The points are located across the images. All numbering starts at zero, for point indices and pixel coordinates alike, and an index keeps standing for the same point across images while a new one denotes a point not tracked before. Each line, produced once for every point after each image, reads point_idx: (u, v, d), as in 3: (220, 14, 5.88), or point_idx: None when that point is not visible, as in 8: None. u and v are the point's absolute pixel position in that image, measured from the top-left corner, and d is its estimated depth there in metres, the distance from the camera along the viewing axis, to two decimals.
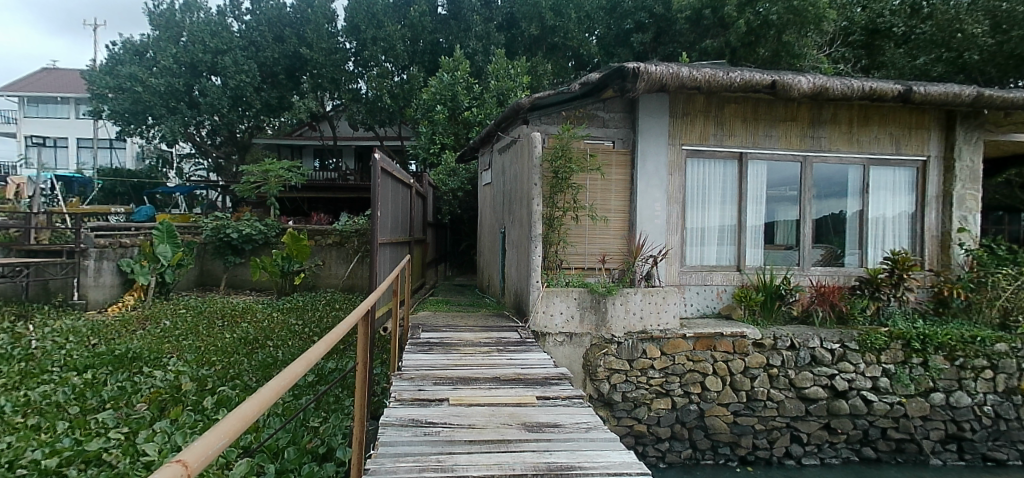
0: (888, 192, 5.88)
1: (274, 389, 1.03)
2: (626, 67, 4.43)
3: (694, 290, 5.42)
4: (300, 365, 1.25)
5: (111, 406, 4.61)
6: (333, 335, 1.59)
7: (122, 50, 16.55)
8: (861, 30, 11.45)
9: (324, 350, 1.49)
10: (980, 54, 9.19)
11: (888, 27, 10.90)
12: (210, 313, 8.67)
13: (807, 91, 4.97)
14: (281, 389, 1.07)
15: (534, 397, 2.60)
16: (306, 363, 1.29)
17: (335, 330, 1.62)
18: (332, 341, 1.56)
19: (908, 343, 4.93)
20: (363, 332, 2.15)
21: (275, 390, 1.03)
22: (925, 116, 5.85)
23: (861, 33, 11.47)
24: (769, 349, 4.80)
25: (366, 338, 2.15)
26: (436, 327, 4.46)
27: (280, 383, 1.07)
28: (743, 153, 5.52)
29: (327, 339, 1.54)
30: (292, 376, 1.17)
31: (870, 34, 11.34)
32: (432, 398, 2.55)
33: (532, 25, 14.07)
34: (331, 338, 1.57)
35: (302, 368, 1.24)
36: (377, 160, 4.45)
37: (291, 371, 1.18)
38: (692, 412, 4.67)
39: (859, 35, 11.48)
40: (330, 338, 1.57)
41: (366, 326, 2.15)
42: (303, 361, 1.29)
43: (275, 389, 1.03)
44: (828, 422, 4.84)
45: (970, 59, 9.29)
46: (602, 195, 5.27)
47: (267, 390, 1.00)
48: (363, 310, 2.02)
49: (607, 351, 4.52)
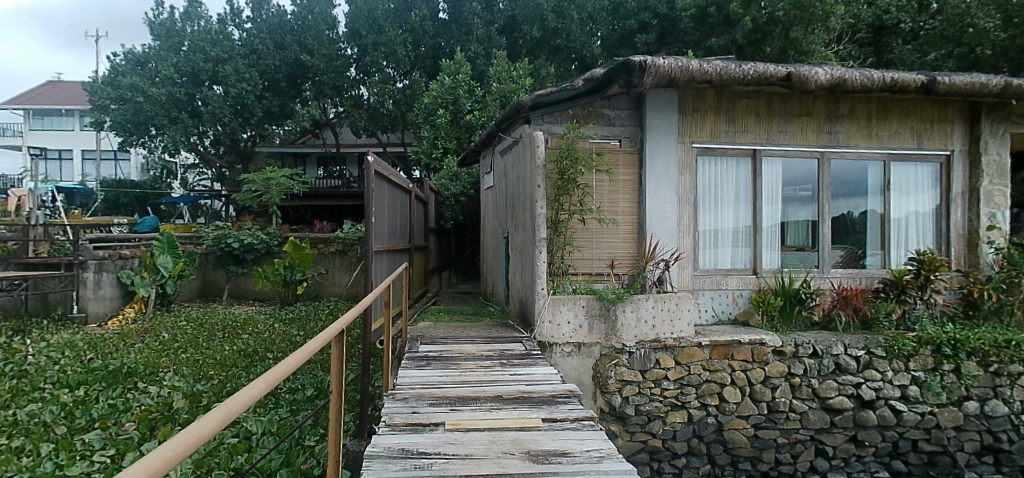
0: (912, 189, 5.60)
1: (162, 459, 0.44)
2: (631, 61, 4.20)
3: (708, 295, 5.15)
4: (215, 422, 0.68)
5: (99, 426, 4.42)
6: (274, 376, 1.07)
7: (123, 61, 16.59)
8: (867, 28, 11.14)
9: (257, 396, 0.92)
10: (993, 48, 8.72)
11: (894, 23, 10.63)
12: (211, 325, 8.47)
13: (825, 83, 4.71)
14: (177, 458, 0.48)
15: (539, 419, 2.36)
16: (225, 418, 0.72)
17: (274, 368, 1.11)
18: (273, 384, 1.04)
19: (938, 349, 4.63)
20: (338, 349, 1.88)
21: (163, 460, 0.44)
22: (947, 108, 5.57)
23: (868, 30, 11.16)
24: (790, 357, 4.52)
25: (342, 356, 1.88)
26: (435, 339, 4.22)
27: (172, 453, 0.48)
28: (757, 150, 5.26)
29: (265, 381, 1.01)
30: (197, 439, 0.59)
31: (877, 30, 11.07)
32: (426, 423, 2.31)
33: (534, 28, 13.92)
34: (274, 376, 1.08)
35: (214, 426, 0.66)
36: (371, 162, 4.23)
37: (196, 431, 0.60)
38: (710, 426, 4.39)
39: (866, 32, 11.19)
40: (270, 377, 1.04)
41: (342, 342, 1.88)
42: (220, 414, 0.73)
43: (167, 457, 0.45)
44: (855, 434, 4.53)
45: (983, 53, 8.79)
46: (609, 197, 5.02)
47: (142, 464, 0.40)
48: (333, 334, 1.70)
49: (617, 361, 4.27)
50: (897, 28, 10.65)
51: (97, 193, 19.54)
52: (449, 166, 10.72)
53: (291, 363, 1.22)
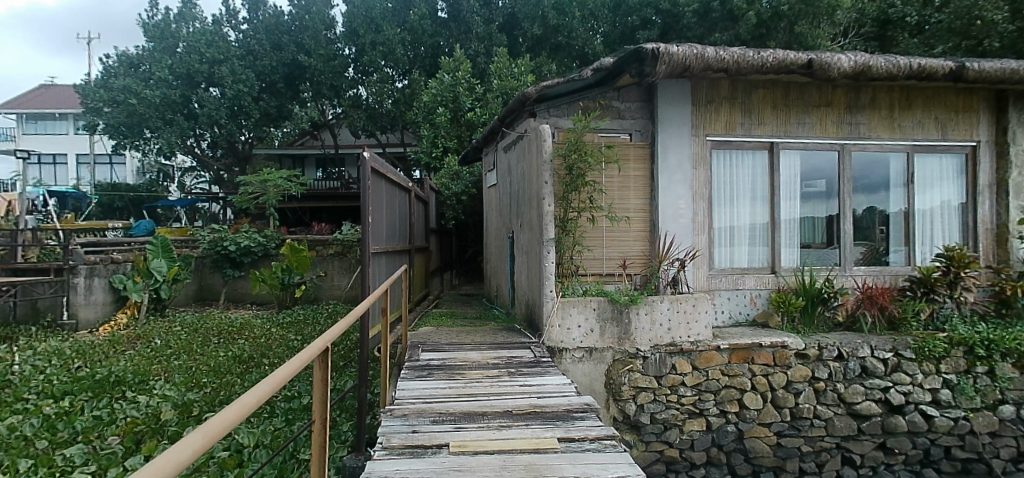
0: (936, 182, 5.35)
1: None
2: (643, 48, 3.95)
3: (725, 295, 4.89)
4: None
5: (82, 439, 4.17)
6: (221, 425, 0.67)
7: (118, 63, 16.37)
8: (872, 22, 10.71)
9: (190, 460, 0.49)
10: (1003, 40, 8.32)
11: (901, 17, 9.98)
12: (206, 330, 8.23)
13: (849, 71, 4.45)
14: None
15: (555, 438, 2.10)
16: None
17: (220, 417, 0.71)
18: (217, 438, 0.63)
19: (971, 350, 4.37)
20: (322, 369, 1.61)
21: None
22: (973, 97, 5.31)
23: (873, 24, 10.76)
24: (814, 360, 4.26)
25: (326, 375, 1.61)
26: (438, 345, 3.95)
27: None
28: (774, 143, 5.00)
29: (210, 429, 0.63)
30: None
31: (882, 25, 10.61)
32: (428, 445, 2.05)
33: (534, 25, 13.61)
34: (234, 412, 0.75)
35: None
36: (367, 158, 3.95)
37: None
38: (729, 434, 4.11)
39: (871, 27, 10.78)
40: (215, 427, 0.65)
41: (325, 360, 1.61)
42: None
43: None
44: (883, 441, 4.25)
45: (992, 46, 8.42)
46: (620, 193, 4.76)
47: None
48: (316, 351, 1.44)
49: (631, 367, 4.01)
50: (904, 22, 10.03)
51: (90, 197, 19.32)
52: (450, 164, 10.49)
53: (249, 405, 0.86)
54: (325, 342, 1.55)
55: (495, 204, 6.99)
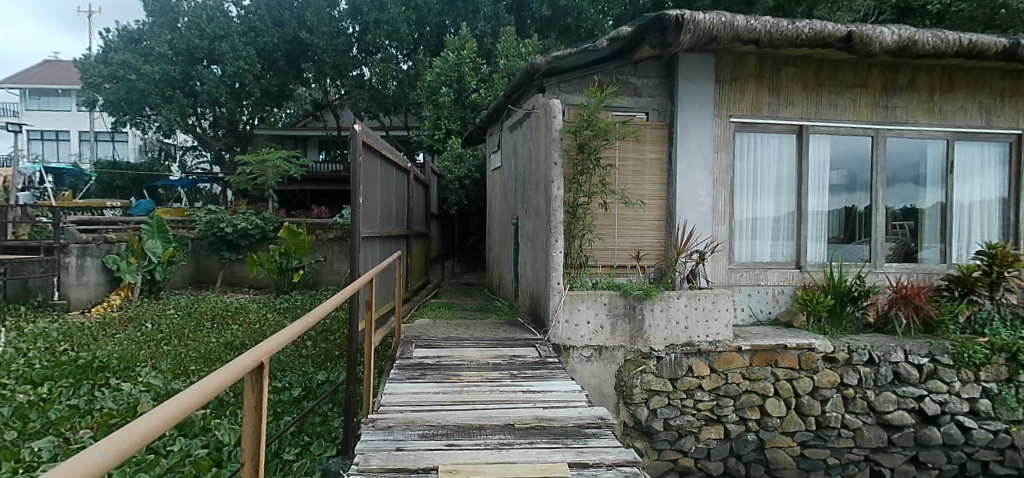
0: (977, 174, 4.93)
1: None
2: (666, 15, 3.56)
3: (746, 292, 4.53)
4: None
5: (52, 432, 3.91)
6: None
7: (117, 37, 15.97)
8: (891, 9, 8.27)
9: None
10: None
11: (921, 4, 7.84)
12: (199, 314, 7.98)
13: (891, 46, 4.01)
14: None
15: (565, 464, 1.77)
16: None
17: None
18: None
19: (1014, 357, 4.01)
20: (254, 398, 1.10)
21: None
22: (1020, 80, 4.85)
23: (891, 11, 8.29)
24: (843, 365, 3.90)
25: (260, 406, 1.10)
26: (434, 341, 3.62)
27: None
28: (804, 126, 4.59)
29: None
30: None
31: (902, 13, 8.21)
32: (413, 469, 1.73)
33: (543, 6, 12.84)
34: None
35: None
36: (359, 131, 3.60)
37: None
38: (749, 444, 3.78)
39: (888, 15, 8.32)
40: None
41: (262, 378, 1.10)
42: None
43: None
44: (916, 454, 3.91)
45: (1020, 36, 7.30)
46: (635, 178, 4.38)
47: None
48: (239, 371, 0.94)
49: (644, 368, 3.69)
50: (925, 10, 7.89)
51: (88, 175, 19.05)
52: (453, 147, 10.09)
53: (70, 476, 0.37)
54: (255, 358, 1.01)
55: (499, 189, 6.62)
